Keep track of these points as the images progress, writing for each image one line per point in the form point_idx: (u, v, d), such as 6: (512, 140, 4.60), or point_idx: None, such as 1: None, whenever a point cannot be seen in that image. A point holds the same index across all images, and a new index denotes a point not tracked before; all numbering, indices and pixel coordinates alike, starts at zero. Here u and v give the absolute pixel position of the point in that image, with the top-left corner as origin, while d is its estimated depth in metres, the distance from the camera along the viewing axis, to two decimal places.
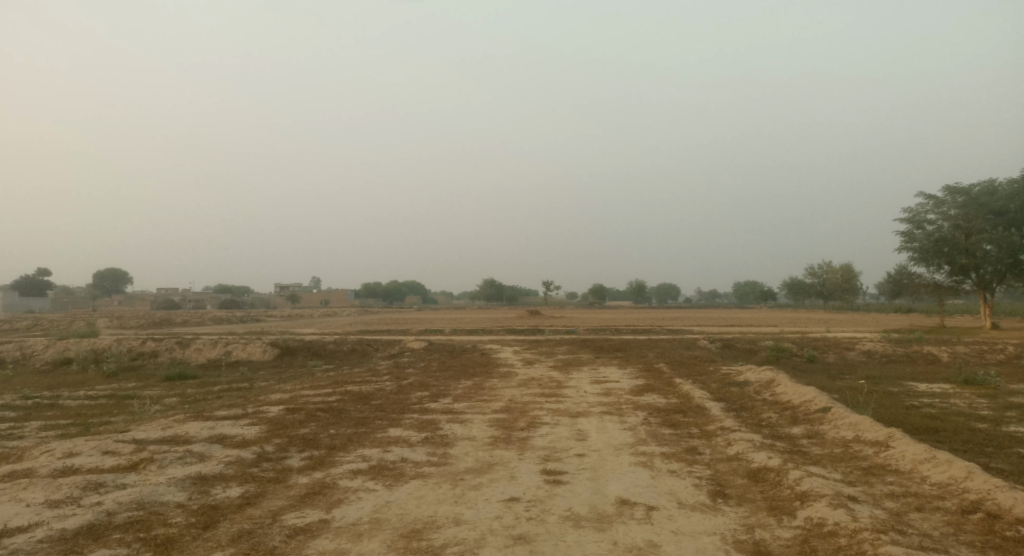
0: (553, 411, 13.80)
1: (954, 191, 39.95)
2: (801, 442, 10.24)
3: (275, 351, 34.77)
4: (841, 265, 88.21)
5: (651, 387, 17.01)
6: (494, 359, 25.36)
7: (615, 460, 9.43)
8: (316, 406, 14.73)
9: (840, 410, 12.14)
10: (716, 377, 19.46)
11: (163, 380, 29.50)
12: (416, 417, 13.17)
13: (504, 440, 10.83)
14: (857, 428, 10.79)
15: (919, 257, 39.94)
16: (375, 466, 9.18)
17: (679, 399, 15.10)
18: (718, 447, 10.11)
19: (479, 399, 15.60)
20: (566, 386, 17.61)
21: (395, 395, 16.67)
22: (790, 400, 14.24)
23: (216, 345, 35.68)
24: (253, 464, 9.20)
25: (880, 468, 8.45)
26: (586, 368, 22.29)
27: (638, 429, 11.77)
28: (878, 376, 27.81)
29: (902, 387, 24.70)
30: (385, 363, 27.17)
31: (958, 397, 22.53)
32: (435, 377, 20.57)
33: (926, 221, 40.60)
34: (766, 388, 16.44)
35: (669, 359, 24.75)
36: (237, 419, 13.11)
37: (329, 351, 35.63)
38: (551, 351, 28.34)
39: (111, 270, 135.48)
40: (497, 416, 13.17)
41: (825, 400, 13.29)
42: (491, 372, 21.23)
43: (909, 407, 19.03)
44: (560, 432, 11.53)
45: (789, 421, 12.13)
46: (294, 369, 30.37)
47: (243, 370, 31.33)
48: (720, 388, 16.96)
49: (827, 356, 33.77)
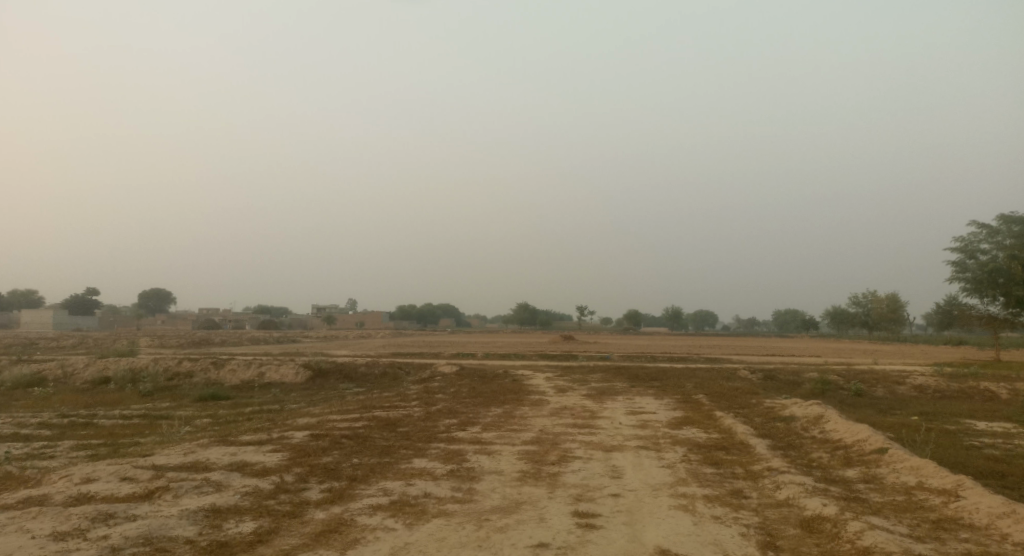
0: (586, 443, 13.14)
1: (1010, 221, 38.46)
2: (857, 487, 9.42)
3: (308, 373, 34.65)
4: (887, 294, 85.46)
5: (690, 420, 16.20)
6: (526, 386, 24.74)
7: (653, 502, 8.74)
8: (342, 433, 14.30)
9: (898, 452, 11.27)
10: (759, 410, 18.56)
11: (195, 401, 29.51)
12: (442, 447, 12.64)
13: (534, 476, 10.21)
14: (920, 473, 9.93)
15: (972, 288, 38.32)
16: (396, 501, 8.64)
17: (721, 434, 14.29)
18: (765, 490, 9.34)
19: (509, 429, 15.00)
20: (600, 417, 16.91)
21: (423, 422, 16.16)
22: (842, 438, 13.35)
23: (250, 366, 35.74)
24: (270, 496, 8.74)
25: (951, 522, 7.63)
26: (621, 397, 21.55)
27: (676, 467, 11.04)
28: (932, 413, 26.39)
29: (959, 425, 23.36)
30: (416, 388, 26.78)
31: (1021, 438, 21.16)
32: (464, 404, 20.03)
33: (979, 251, 39.02)
34: (814, 424, 15.55)
35: (708, 390, 23.84)
36: (260, 446, 12.71)
37: (361, 374, 35.37)
38: (585, 379, 27.62)
39: (155, 290, 138.56)
40: (527, 448, 12.55)
41: (880, 439, 12.41)
42: (523, 400, 20.60)
43: (969, 448, 17.86)
44: (594, 468, 10.87)
45: (841, 462, 11.28)
46: (326, 391, 30.13)
47: (275, 392, 31.25)
48: (764, 423, 16.10)
49: (876, 389, 32.29)
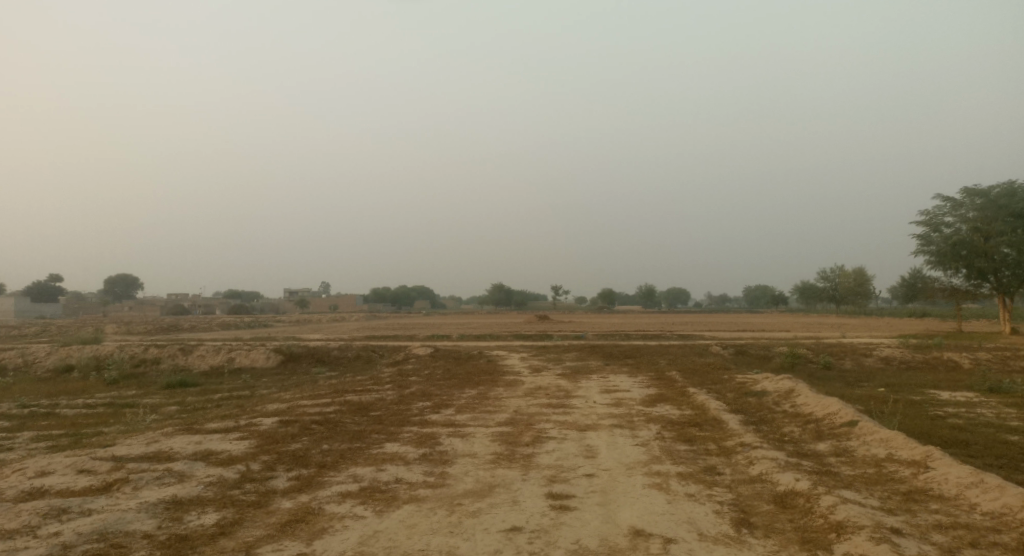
0: (560, 423, 13.05)
1: (972, 194, 38.92)
2: (829, 461, 9.44)
3: (279, 358, 34.16)
4: (853, 269, 86.98)
5: (663, 397, 16.20)
6: (500, 366, 24.64)
7: (627, 482, 8.66)
8: (312, 418, 14.04)
9: (868, 425, 11.35)
10: (732, 386, 18.66)
11: (163, 388, 28.92)
12: (414, 431, 12.45)
13: (508, 458, 10.08)
14: (890, 445, 10.00)
15: (936, 260, 38.94)
16: (366, 488, 8.44)
17: (694, 411, 14.30)
18: (738, 466, 9.32)
19: (483, 410, 14.84)
20: (574, 396, 16.84)
21: (396, 405, 15.96)
22: (813, 412, 13.44)
23: (219, 352, 35.14)
24: (235, 485, 8.49)
25: (921, 494, 7.65)
26: (595, 376, 21.53)
27: (650, 445, 11.00)
28: (898, 384, 26.88)
29: (925, 396, 23.81)
30: (389, 370, 26.50)
31: (984, 407, 21.63)
32: (438, 385, 19.84)
33: (943, 224, 39.59)
34: (785, 398, 15.65)
35: (681, 367, 23.96)
36: (227, 433, 12.41)
37: (334, 357, 34.97)
38: (559, 357, 27.61)
39: (122, 276, 135.68)
40: (501, 429, 12.41)
41: (850, 412, 12.49)
42: (497, 381, 20.47)
43: (935, 418, 18.18)
44: (568, 448, 10.78)
45: (813, 436, 11.32)
46: (298, 376, 29.72)
47: (245, 377, 30.78)
48: (737, 398, 16.16)
49: (844, 362, 32.80)
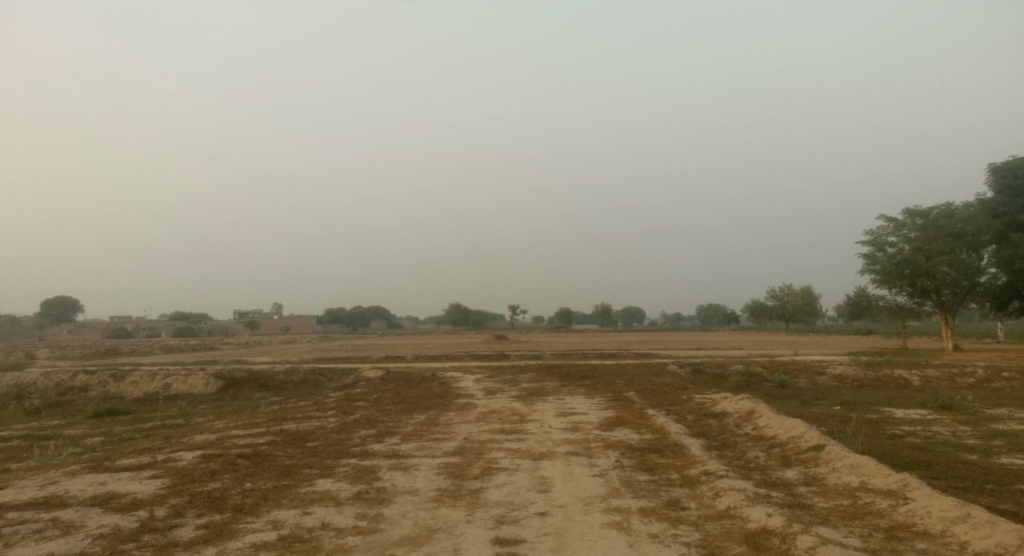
0: (513, 452, 12.09)
1: (914, 214, 39.79)
2: (800, 492, 8.71)
3: (219, 383, 32.38)
4: (801, 287, 88.27)
5: (622, 420, 15.38)
6: (453, 389, 23.57)
7: (583, 521, 7.76)
8: (240, 451, 12.85)
9: (836, 449, 10.73)
10: (691, 407, 17.97)
11: (90, 417, 26.98)
12: (352, 464, 11.37)
13: (452, 495, 9.07)
14: (862, 472, 9.34)
15: (881, 279, 39.50)
16: (284, 537, 7.38)
17: (654, 435, 13.49)
18: (704, 500, 8.50)
19: (430, 438, 13.79)
20: (529, 420, 15.89)
21: (336, 434, 14.77)
22: (776, 435, 12.77)
23: (155, 377, 33.16)
24: (128, 538, 7.35)
25: (904, 530, 6.94)
26: (551, 398, 20.66)
27: (608, 475, 10.13)
28: (853, 402, 26.69)
29: (880, 414, 23.56)
30: (335, 395, 25.16)
31: (939, 425, 21.44)
32: (385, 411, 18.65)
33: (887, 244, 40.28)
34: (746, 419, 15.01)
35: (639, 387, 23.26)
36: (139, 472, 11.15)
37: (278, 381, 33.31)
38: (514, 379, 26.69)
39: (61, 298, 129.61)
40: (448, 461, 11.41)
41: (816, 435, 11.86)
42: (448, 405, 19.41)
43: (893, 437, 17.82)
44: (520, 481, 9.82)
45: (780, 462, 10.62)
46: (238, 402, 28.11)
47: (181, 404, 28.94)
48: (697, 421, 15.44)
49: (798, 380, 32.66)
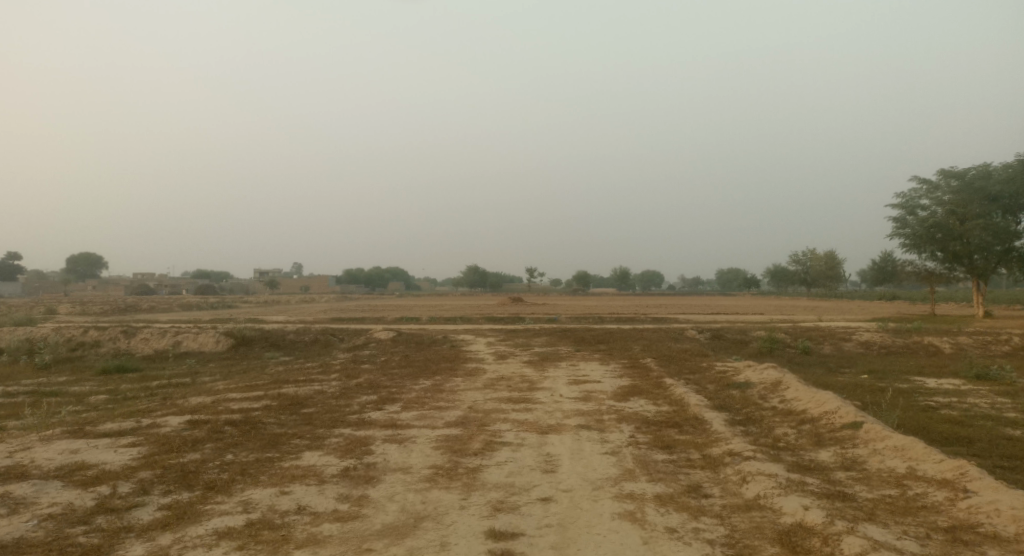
0: (520, 424, 11.20)
1: (949, 175, 37.87)
2: (838, 479, 7.71)
3: (230, 342, 31.92)
4: (824, 252, 85.93)
5: (638, 390, 14.43)
6: (464, 353, 22.74)
7: (592, 511, 6.83)
8: (229, 417, 12.08)
9: (874, 428, 9.71)
10: (711, 376, 16.93)
11: (98, 374, 26.64)
12: (346, 434, 10.56)
13: (447, 474, 8.20)
14: (907, 456, 8.32)
15: (911, 243, 37.85)
16: (253, 522, 6.54)
17: (672, 408, 12.52)
18: (729, 486, 7.55)
19: (433, 407, 12.93)
20: (539, 388, 14.98)
21: (334, 400, 13.97)
22: (806, 410, 11.72)
23: (165, 334, 32.77)
24: (79, 520, 6.55)
25: (967, 531, 5.96)
26: (564, 363, 19.80)
27: (621, 453, 9.20)
28: (882, 371, 25.49)
29: (911, 384, 22.35)
30: (344, 356, 24.50)
31: (975, 396, 20.26)
32: (390, 376, 17.84)
33: (919, 207, 38.54)
34: (772, 391, 13.95)
35: (657, 353, 22.27)
36: (117, 438, 10.42)
37: (289, 341, 32.76)
38: (527, 343, 25.81)
39: (84, 254, 130.28)
40: (448, 433, 10.54)
41: (851, 410, 10.81)
42: (456, 369, 18.58)
43: (927, 410, 16.72)
44: (523, 459, 8.93)
45: (812, 442, 9.61)
46: (247, 361, 27.65)
47: (190, 363, 28.53)
48: (718, 392, 14.42)
49: (823, 347, 31.48)
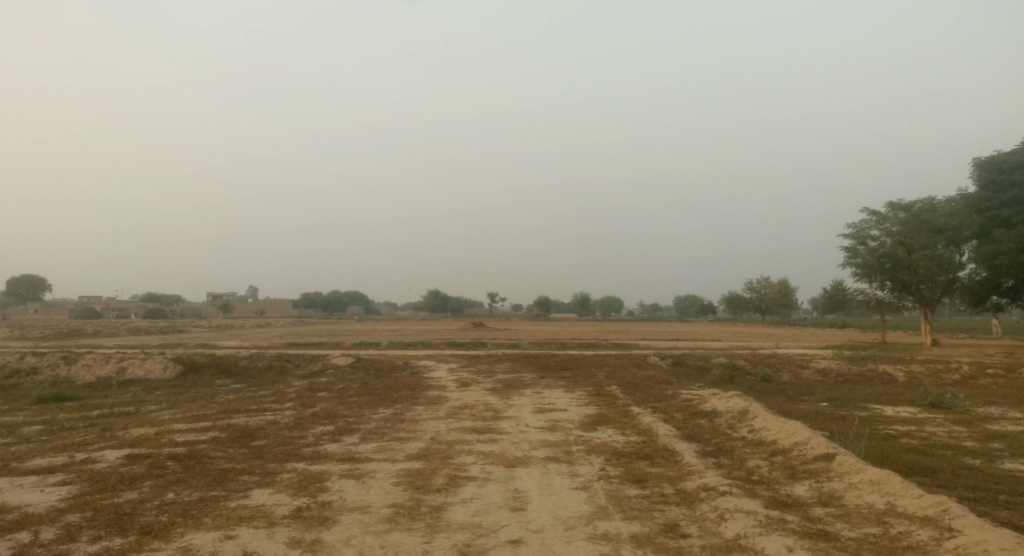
0: (484, 457, 10.69)
1: (897, 207, 38.94)
2: (817, 516, 7.41)
3: (178, 368, 30.59)
4: (778, 279, 87.54)
5: (604, 420, 14.05)
6: (424, 380, 22.10)
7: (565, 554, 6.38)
8: (173, 451, 11.29)
9: (848, 460, 9.49)
10: (677, 404, 16.66)
11: (34, 403, 25.13)
12: (299, 469, 9.91)
13: (409, 513, 7.65)
14: (885, 491, 8.09)
15: (862, 273, 38.64)
16: None
17: (640, 438, 12.16)
18: (707, 525, 7.18)
19: (393, 438, 12.32)
20: (503, 417, 14.49)
21: (288, 431, 13.24)
22: (776, 441, 11.49)
23: (109, 361, 31.26)
24: None
25: None
26: (527, 391, 19.32)
27: (592, 489, 8.77)
28: (840, 399, 25.62)
29: (871, 412, 22.48)
30: (299, 383, 23.59)
31: (932, 425, 20.43)
32: (347, 404, 17.11)
33: (869, 237, 39.46)
34: (740, 420, 13.72)
35: (621, 381, 21.97)
36: (46, 476, 9.58)
37: (241, 368, 31.54)
38: (490, 369, 25.27)
39: (28, 276, 125.25)
40: (409, 467, 9.98)
41: (822, 441, 10.60)
42: (417, 397, 17.94)
43: (889, 439, 16.70)
44: (489, 496, 8.43)
45: (787, 475, 9.34)
46: (197, 389, 26.46)
47: (135, 391, 27.16)
48: (686, 421, 14.13)
49: (782, 374, 31.65)
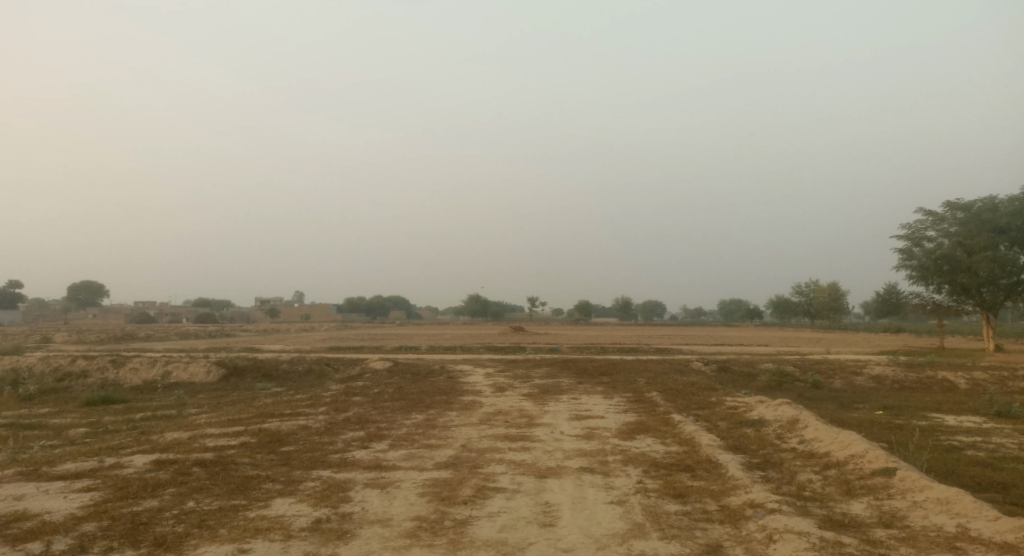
0: (517, 467, 10.21)
1: (954, 207, 37.10)
2: (879, 539, 6.72)
3: (221, 372, 30.89)
4: (828, 283, 84.93)
5: (644, 428, 13.44)
6: (461, 385, 21.73)
7: None
8: (201, 456, 11.11)
9: (910, 475, 8.73)
10: (723, 412, 15.90)
11: (81, 405, 25.61)
12: (324, 477, 9.59)
13: (432, 528, 7.23)
14: (955, 512, 7.34)
15: (917, 275, 36.92)
16: None
17: (682, 448, 11.52)
18: (754, 546, 6.57)
19: (423, 445, 11.93)
20: (538, 424, 13.99)
21: (318, 437, 12.97)
22: (829, 453, 10.73)
23: (155, 364, 31.75)
24: None
25: None
26: (565, 396, 18.77)
27: (629, 503, 8.20)
28: (897, 407, 24.36)
29: (930, 422, 21.25)
30: (336, 387, 23.46)
31: (999, 436, 19.16)
32: (380, 409, 16.82)
33: (925, 238, 37.70)
34: (789, 430, 12.94)
35: (663, 387, 21.24)
36: (72, 482, 9.47)
37: (282, 372, 31.71)
38: (528, 374, 24.77)
39: (87, 282, 129.81)
40: (437, 476, 9.57)
41: (880, 455, 9.82)
42: (451, 403, 17.56)
43: (952, 451, 15.62)
44: (518, 509, 7.94)
45: (842, 492, 8.62)
46: (238, 392, 26.61)
47: (179, 394, 27.50)
48: (731, 430, 13.40)
49: (833, 381, 30.34)
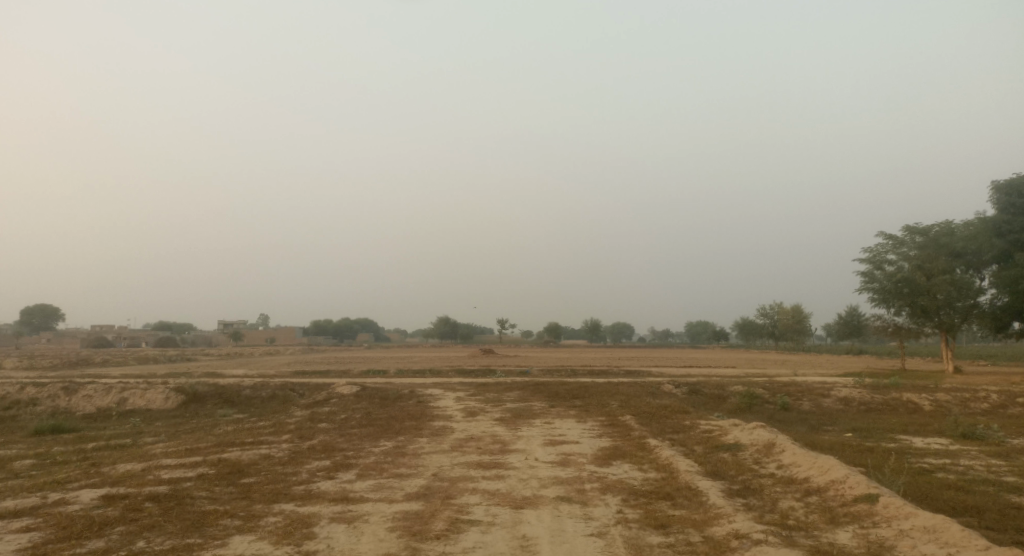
0: (491, 497, 9.78)
1: (913, 231, 37.89)
2: None
3: (180, 398, 29.80)
4: (791, 305, 86.18)
5: (620, 454, 13.12)
6: (431, 410, 21.19)
7: None
8: (154, 490, 10.45)
9: (894, 502, 8.54)
10: (698, 436, 15.66)
11: (29, 435, 24.36)
12: (287, 512, 9.04)
13: None
14: (944, 541, 7.14)
15: (879, 298, 37.49)
16: None
17: (660, 475, 11.22)
18: None
19: (392, 475, 11.42)
20: (511, 451, 13.57)
21: (281, 467, 12.37)
22: (809, 478, 10.51)
23: (110, 391, 30.49)
24: None
25: None
26: (537, 421, 18.38)
27: (609, 536, 7.84)
28: (865, 429, 24.45)
29: (899, 444, 21.32)
30: (301, 414, 22.71)
31: (966, 457, 19.28)
32: (347, 437, 16.21)
33: (886, 262, 38.38)
34: (766, 454, 12.73)
35: (635, 410, 20.98)
36: (11, 521, 8.78)
37: (244, 397, 30.71)
38: (498, 398, 24.32)
39: (41, 305, 125.69)
40: (408, 509, 9.10)
41: (861, 480, 9.63)
42: (421, 429, 17.03)
43: (924, 474, 15.57)
44: (494, 544, 7.53)
45: (827, 520, 8.38)
46: (198, 420, 25.62)
47: (135, 422, 26.38)
48: (707, 455, 13.15)
49: (802, 403, 30.46)
